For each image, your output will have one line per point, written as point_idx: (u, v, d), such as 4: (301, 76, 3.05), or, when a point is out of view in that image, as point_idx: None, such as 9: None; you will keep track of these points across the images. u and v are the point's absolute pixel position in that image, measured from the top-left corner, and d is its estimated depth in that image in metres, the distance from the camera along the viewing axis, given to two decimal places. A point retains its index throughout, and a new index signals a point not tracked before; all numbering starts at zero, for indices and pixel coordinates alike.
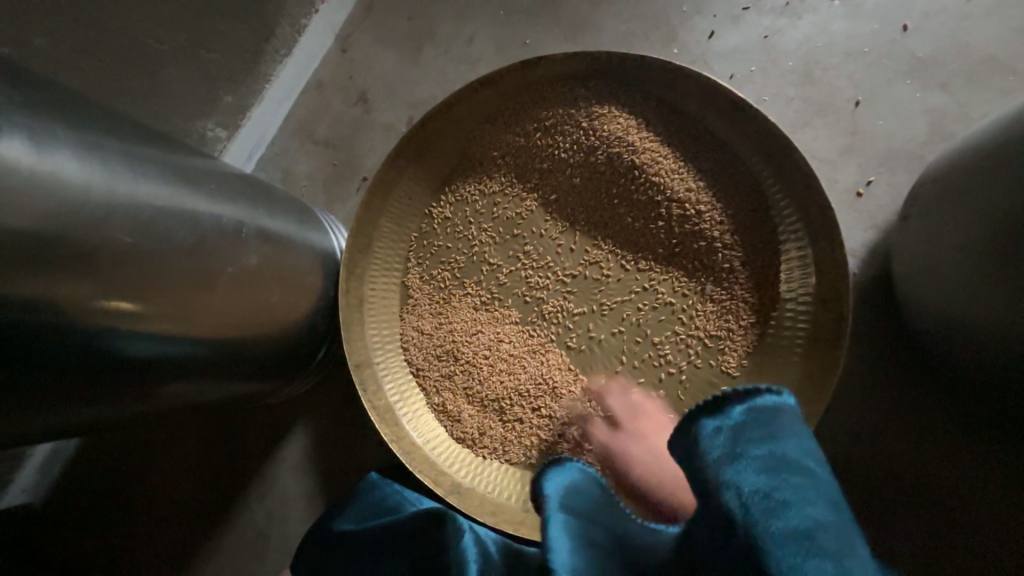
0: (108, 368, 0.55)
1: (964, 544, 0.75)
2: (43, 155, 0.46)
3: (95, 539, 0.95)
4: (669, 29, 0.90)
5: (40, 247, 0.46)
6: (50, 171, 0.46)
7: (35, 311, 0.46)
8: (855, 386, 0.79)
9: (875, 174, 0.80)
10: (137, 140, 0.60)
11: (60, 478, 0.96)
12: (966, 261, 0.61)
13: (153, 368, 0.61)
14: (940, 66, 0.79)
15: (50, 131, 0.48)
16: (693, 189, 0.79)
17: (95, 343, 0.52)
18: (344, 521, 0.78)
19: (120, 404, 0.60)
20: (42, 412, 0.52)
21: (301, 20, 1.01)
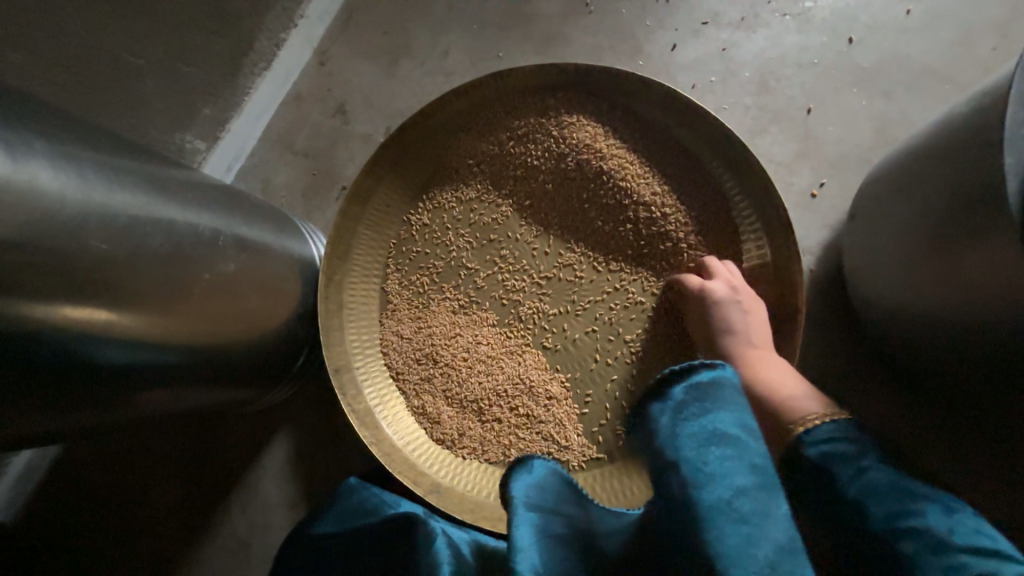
0: (84, 375, 0.55)
1: None
2: (19, 167, 0.47)
3: (72, 556, 0.94)
4: (634, 42, 0.94)
5: (15, 255, 0.47)
6: (26, 181, 0.48)
7: (12, 317, 0.47)
8: (819, 378, 0.83)
9: (827, 176, 0.84)
10: (113, 151, 0.61)
11: (32, 496, 0.94)
12: (909, 255, 0.66)
13: (131, 376, 0.61)
14: (883, 76, 0.85)
15: (27, 142, 0.49)
16: (659, 193, 0.83)
17: (70, 349, 0.53)
18: (323, 525, 0.78)
19: (98, 412, 0.61)
20: (16, 421, 0.52)
21: (279, 34, 1.04)
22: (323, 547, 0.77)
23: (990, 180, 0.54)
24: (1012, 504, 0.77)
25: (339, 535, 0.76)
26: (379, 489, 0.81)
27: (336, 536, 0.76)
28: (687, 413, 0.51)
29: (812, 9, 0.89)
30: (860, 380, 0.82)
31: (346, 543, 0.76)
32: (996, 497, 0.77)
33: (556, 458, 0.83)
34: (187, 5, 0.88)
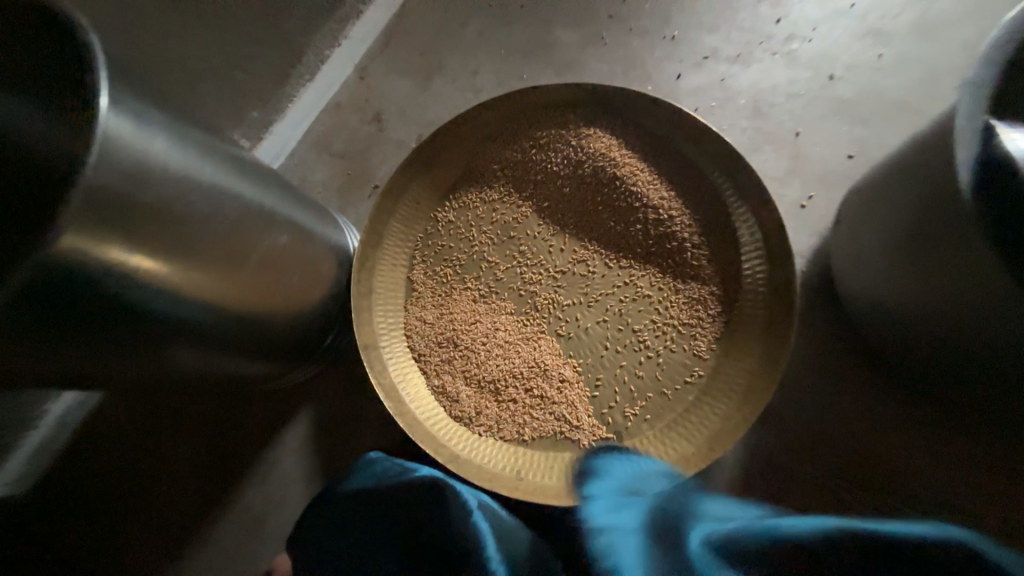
0: (138, 324, 0.62)
1: (919, 514, 0.83)
2: (138, 128, 0.55)
3: (97, 516, 1.01)
4: (644, 70, 1.07)
5: (123, 209, 0.55)
6: (147, 148, 0.56)
7: (98, 256, 0.54)
8: (816, 368, 0.88)
9: (814, 190, 0.95)
10: (204, 133, 0.70)
11: (66, 456, 1.04)
12: (886, 252, 0.74)
13: (171, 328, 0.67)
14: (861, 107, 0.98)
15: (150, 116, 0.58)
16: (665, 198, 0.93)
17: (134, 299, 0.60)
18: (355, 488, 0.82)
19: (129, 360, 0.66)
20: (79, 355, 0.60)
21: (326, 50, 1.17)
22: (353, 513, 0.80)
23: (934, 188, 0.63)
24: (997, 499, 0.82)
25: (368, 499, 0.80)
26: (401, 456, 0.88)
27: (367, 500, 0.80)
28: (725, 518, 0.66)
29: (798, 49, 1.02)
30: (853, 375, 0.88)
31: (365, 508, 0.80)
32: (983, 488, 0.82)
33: (567, 438, 0.87)
34: (248, 19, 1.00)
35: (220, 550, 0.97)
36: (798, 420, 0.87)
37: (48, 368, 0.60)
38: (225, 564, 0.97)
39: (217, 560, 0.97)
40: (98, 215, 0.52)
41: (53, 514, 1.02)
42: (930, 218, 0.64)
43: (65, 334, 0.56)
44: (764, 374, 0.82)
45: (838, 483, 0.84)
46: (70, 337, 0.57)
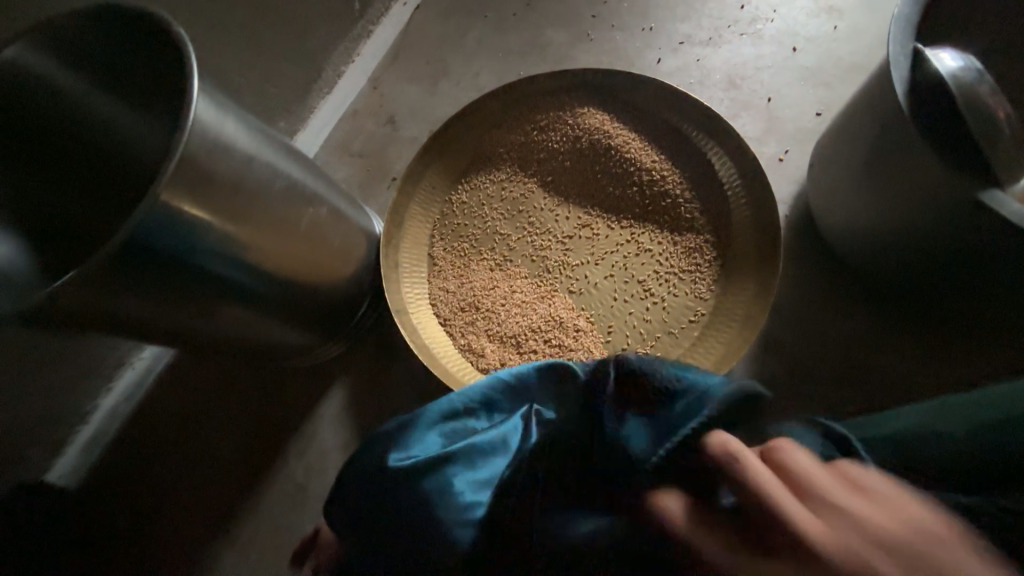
0: (206, 278, 0.73)
1: None
2: (217, 115, 0.67)
3: (144, 497, 1.07)
4: (627, 58, 1.20)
5: (206, 179, 0.66)
6: (222, 129, 0.68)
7: (186, 220, 0.65)
8: (811, 301, 0.96)
9: (789, 146, 1.06)
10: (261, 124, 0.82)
11: (115, 444, 1.10)
12: (852, 184, 0.84)
13: (233, 286, 0.78)
14: (823, 72, 1.10)
15: (224, 105, 0.70)
16: (657, 162, 1.03)
17: (207, 257, 0.71)
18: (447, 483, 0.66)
19: (191, 312, 0.76)
20: (160, 301, 0.71)
21: (342, 66, 1.31)
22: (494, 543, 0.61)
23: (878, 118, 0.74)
24: None
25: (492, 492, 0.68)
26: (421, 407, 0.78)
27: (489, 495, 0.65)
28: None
29: (762, 29, 1.15)
30: (844, 303, 0.95)
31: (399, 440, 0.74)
32: None
33: None
34: (277, 40, 1.14)
35: (265, 519, 1.03)
36: (799, 349, 0.93)
37: (135, 315, 0.71)
38: (269, 532, 1.02)
39: (262, 530, 1.02)
40: (187, 183, 0.64)
41: (103, 503, 1.07)
42: (882, 144, 0.74)
43: (150, 284, 0.67)
44: (760, 304, 0.90)
45: (842, 405, 0.90)
46: (152, 287, 0.68)
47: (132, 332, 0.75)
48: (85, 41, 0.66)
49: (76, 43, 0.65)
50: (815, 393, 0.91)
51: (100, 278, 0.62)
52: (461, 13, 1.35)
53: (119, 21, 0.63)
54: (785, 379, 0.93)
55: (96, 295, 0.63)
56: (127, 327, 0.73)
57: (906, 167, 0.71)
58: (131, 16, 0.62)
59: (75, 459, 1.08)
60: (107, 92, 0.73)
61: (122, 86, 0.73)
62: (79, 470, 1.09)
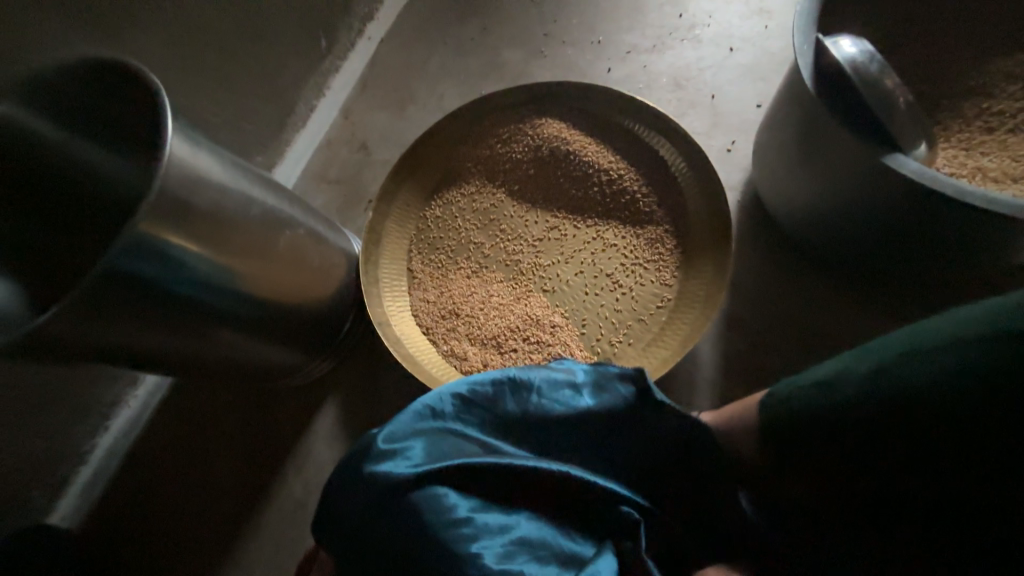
0: (191, 302, 0.77)
1: None
2: (191, 150, 0.72)
3: (145, 531, 1.08)
4: (580, 70, 1.29)
5: (185, 210, 0.71)
6: (197, 163, 0.73)
7: (168, 248, 0.70)
8: (768, 278, 1.02)
9: (735, 137, 1.13)
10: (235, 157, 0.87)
11: (113, 482, 1.12)
12: (790, 165, 0.91)
13: (218, 308, 0.82)
14: (759, 67, 1.19)
15: (197, 141, 0.75)
16: (613, 161, 1.10)
17: (191, 282, 0.76)
18: (438, 493, 0.65)
19: (178, 335, 0.80)
20: (148, 328, 0.75)
21: (313, 100, 1.38)
22: (489, 537, 0.62)
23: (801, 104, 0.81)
24: None
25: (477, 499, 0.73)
26: (399, 416, 0.74)
27: (475, 497, 0.67)
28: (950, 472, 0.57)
29: (700, 33, 1.24)
30: (799, 277, 1.01)
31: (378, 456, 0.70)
32: None
33: None
34: (249, 81, 1.21)
35: (267, 540, 1.04)
36: (761, 324, 0.99)
37: (126, 343, 0.75)
38: (271, 552, 1.04)
39: (264, 552, 1.04)
40: (167, 214, 0.68)
41: (104, 542, 1.08)
42: (807, 126, 0.81)
43: (136, 311, 0.71)
44: (720, 284, 0.96)
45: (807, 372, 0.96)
46: (140, 314, 0.72)
47: (125, 360, 0.79)
48: (64, 92, 0.71)
49: (57, 97, 0.71)
50: (782, 364, 0.96)
51: (88, 308, 0.66)
52: (422, 42, 1.44)
53: (93, 73, 0.69)
54: (752, 353, 0.98)
55: (83, 323, 0.67)
56: (119, 356, 0.77)
57: (830, 145, 0.78)
58: (107, 68, 0.68)
59: (75, 499, 1.10)
60: (85, 139, 0.78)
61: (99, 132, 0.78)
62: (79, 511, 1.10)
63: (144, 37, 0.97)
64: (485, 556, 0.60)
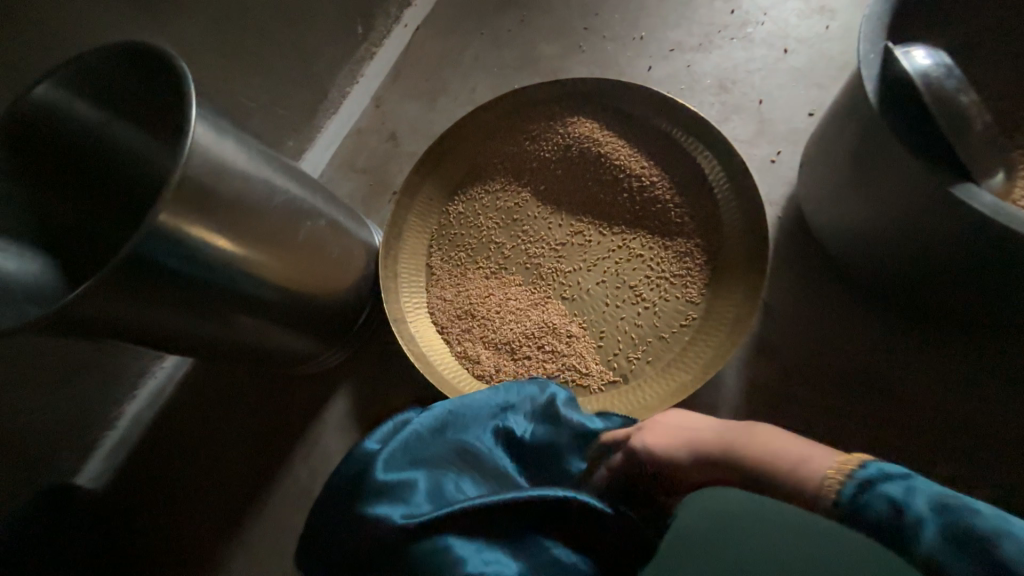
0: (212, 288, 0.78)
1: (914, 426, 0.88)
2: (215, 137, 0.72)
3: (162, 499, 1.13)
4: (619, 67, 1.22)
5: (206, 196, 0.71)
6: (220, 150, 0.72)
7: (185, 234, 0.70)
8: (803, 303, 0.95)
9: (781, 147, 1.05)
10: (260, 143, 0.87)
11: (136, 449, 1.17)
12: (840, 183, 0.83)
13: (236, 295, 0.82)
14: (814, 72, 1.10)
15: (222, 128, 0.75)
16: (647, 167, 1.04)
17: (209, 268, 0.76)
18: (445, 543, 0.62)
19: (200, 319, 0.81)
20: (170, 311, 0.76)
21: (346, 87, 1.37)
22: None
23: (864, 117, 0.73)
24: (979, 402, 0.87)
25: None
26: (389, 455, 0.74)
27: (482, 540, 0.63)
28: (889, 490, 0.48)
29: (753, 32, 1.15)
30: (837, 304, 0.94)
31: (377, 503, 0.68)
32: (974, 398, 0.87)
33: (579, 384, 0.96)
34: (285, 65, 1.21)
35: (272, 521, 1.07)
36: (789, 352, 0.93)
37: (146, 325, 0.76)
38: (276, 534, 1.06)
39: (269, 532, 1.06)
40: (187, 200, 0.68)
41: (125, 506, 1.13)
42: (866, 142, 0.74)
43: (159, 294, 0.72)
44: (749, 307, 0.90)
45: (835, 407, 0.90)
46: (162, 298, 0.73)
47: (146, 340, 0.81)
48: (103, 77, 0.72)
49: (96, 79, 0.72)
50: (808, 396, 0.91)
51: (112, 289, 0.67)
52: (458, 31, 1.40)
53: (132, 60, 0.70)
54: (778, 382, 0.92)
55: (107, 304, 0.68)
56: (141, 336, 0.78)
57: (891, 165, 0.70)
58: (144, 54, 0.69)
59: (102, 462, 1.16)
60: (122, 123, 0.80)
61: (135, 117, 0.79)
62: (104, 474, 1.16)
63: (184, 17, 0.98)
64: None
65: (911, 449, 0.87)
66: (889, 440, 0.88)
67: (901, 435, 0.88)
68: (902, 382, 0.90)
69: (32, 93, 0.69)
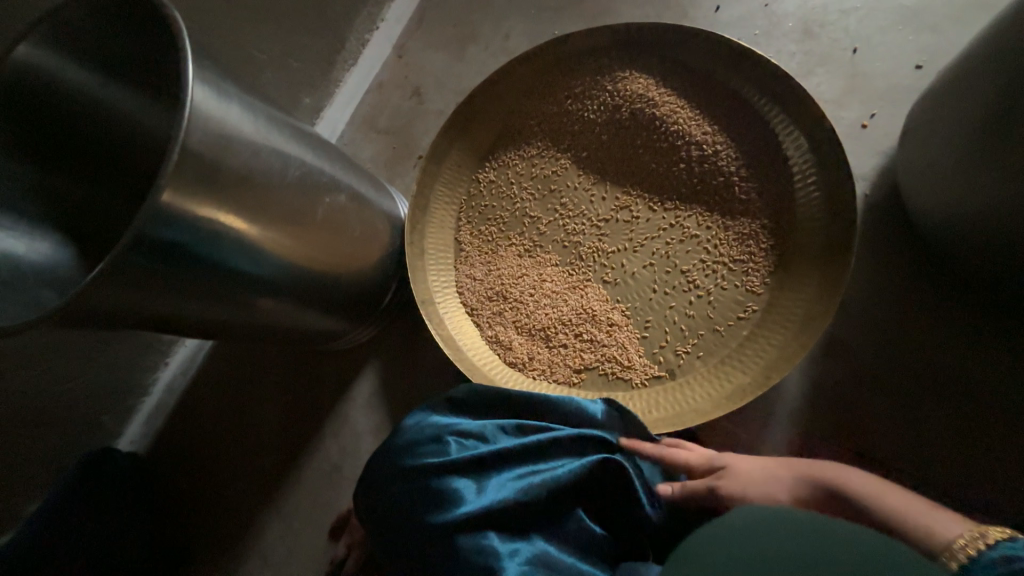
0: (227, 273, 0.72)
1: (1002, 440, 0.78)
2: (218, 102, 0.63)
3: (197, 467, 1.15)
4: (680, 7, 1.03)
5: (210, 172, 0.63)
6: (223, 115, 0.63)
7: (191, 215, 0.62)
8: (881, 296, 0.84)
9: (876, 108, 0.89)
10: (271, 106, 0.77)
11: (171, 416, 1.18)
12: (959, 158, 0.68)
13: (253, 279, 0.76)
14: (926, 13, 0.90)
15: (227, 90, 0.65)
16: (710, 132, 0.90)
17: (220, 253, 0.69)
18: (454, 492, 0.74)
19: (222, 305, 0.76)
20: (189, 297, 0.71)
21: (366, 35, 1.23)
22: (497, 536, 0.69)
23: (1019, 75, 0.58)
24: None
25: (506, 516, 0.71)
26: (432, 413, 0.84)
27: (485, 493, 0.73)
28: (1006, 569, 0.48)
29: None
30: (919, 299, 0.83)
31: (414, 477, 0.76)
32: None
33: (619, 377, 0.89)
34: (297, 9, 1.08)
35: (305, 494, 1.08)
36: (859, 349, 0.84)
37: (162, 313, 0.71)
38: (310, 507, 1.08)
39: (302, 504, 1.08)
40: (191, 178, 0.61)
41: (163, 471, 1.16)
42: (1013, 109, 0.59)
43: (171, 283, 0.66)
44: (823, 302, 0.79)
45: (910, 413, 0.81)
46: (175, 286, 0.67)
47: (164, 327, 0.76)
48: (88, 27, 0.63)
49: (75, 33, 0.63)
50: (877, 400, 0.82)
51: (119, 279, 0.60)
52: None
53: (120, 5, 0.60)
54: (846, 384, 0.83)
55: (118, 294, 0.62)
56: (159, 323, 0.74)
57: None
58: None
59: (141, 428, 1.19)
60: (118, 83, 0.71)
61: (130, 74, 0.70)
62: (145, 438, 1.19)
63: None
64: (496, 548, 0.68)
65: (1001, 465, 0.77)
66: (974, 454, 0.78)
67: (985, 448, 0.78)
68: (993, 389, 0.79)
69: (10, 54, 0.63)
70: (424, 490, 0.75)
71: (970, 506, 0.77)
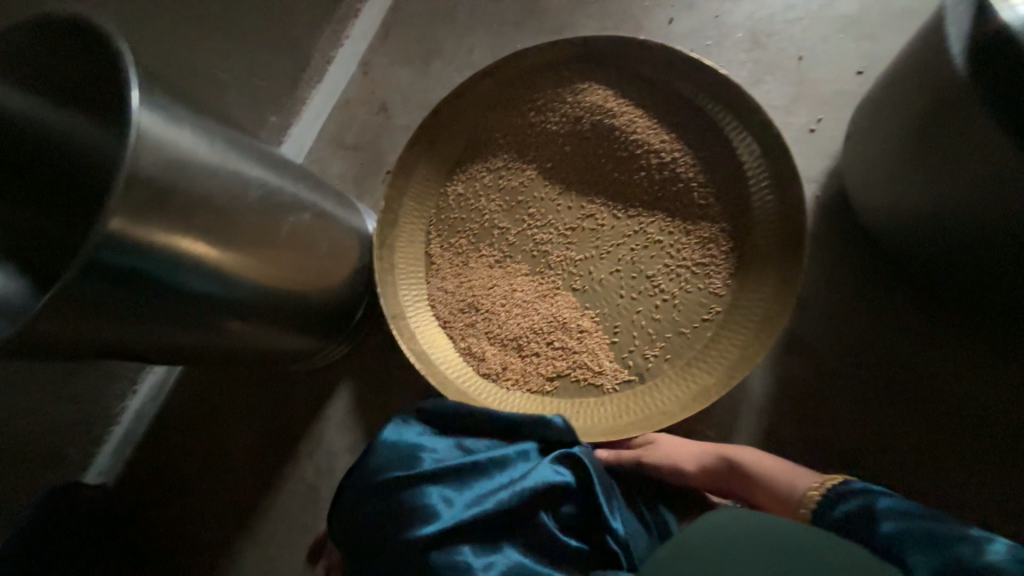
0: (188, 297, 0.71)
1: (955, 426, 0.82)
2: (169, 127, 0.62)
3: (168, 496, 1.12)
4: (635, 20, 1.07)
5: (165, 197, 0.62)
6: (175, 140, 0.63)
7: (145, 241, 0.61)
8: (835, 292, 0.88)
9: (822, 113, 0.93)
10: (228, 128, 0.77)
11: (139, 445, 1.15)
12: (898, 160, 0.72)
13: (216, 303, 0.75)
14: (863, 22, 0.95)
15: (179, 114, 0.65)
16: (667, 140, 0.93)
17: (179, 278, 0.68)
18: (424, 507, 0.73)
19: (184, 330, 0.74)
20: (148, 324, 0.69)
21: (330, 52, 1.24)
22: (470, 548, 0.69)
23: (942, 82, 0.62)
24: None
25: (481, 530, 0.71)
26: (399, 429, 0.83)
27: (455, 505, 0.73)
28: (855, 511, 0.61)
29: None
30: (872, 294, 0.86)
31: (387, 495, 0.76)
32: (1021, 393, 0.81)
33: (591, 383, 0.90)
34: (258, 28, 1.08)
35: (281, 518, 1.06)
36: (818, 344, 0.86)
37: (120, 341, 0.69)
38: (286, 530, 1.05)
39: (279, 528, 1.06)
40: (143, 204, 0.60)
41: (132, 503, 1.13)
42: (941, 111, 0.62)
43: (127, 310, 0.65)
44: (781, 301, 0.82)
45: (868, 404, 0.84)
46: (132, 313, 0.66)
47: (124, 354, 0.75)
48: (32, 53, 0.62)
49: (19, 60, 0.62)
50: (838, 393, 0.85)
51: (70, 309, 0.59)
52: None
53: (64, 31, 0.59)
54: (807, 379, 0.86)
55: (70, 324, 0.61)
56: (117, 351, 0.72)
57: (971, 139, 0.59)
58: (80, 27, 0.59)
59: (108, 459, 1.15)
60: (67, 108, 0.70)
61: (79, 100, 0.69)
62: (112, 469, 1.15)
63: None
64: (469, 560, 0.68)
65: (955, 449, 0.81)
66: (929, 440, 0.82)
67: (939, 433, 0.82)
68: (944, 377, 0.83)
69: None
70: (397, 508, 0.75)
71: (924, 490, 0.80)
